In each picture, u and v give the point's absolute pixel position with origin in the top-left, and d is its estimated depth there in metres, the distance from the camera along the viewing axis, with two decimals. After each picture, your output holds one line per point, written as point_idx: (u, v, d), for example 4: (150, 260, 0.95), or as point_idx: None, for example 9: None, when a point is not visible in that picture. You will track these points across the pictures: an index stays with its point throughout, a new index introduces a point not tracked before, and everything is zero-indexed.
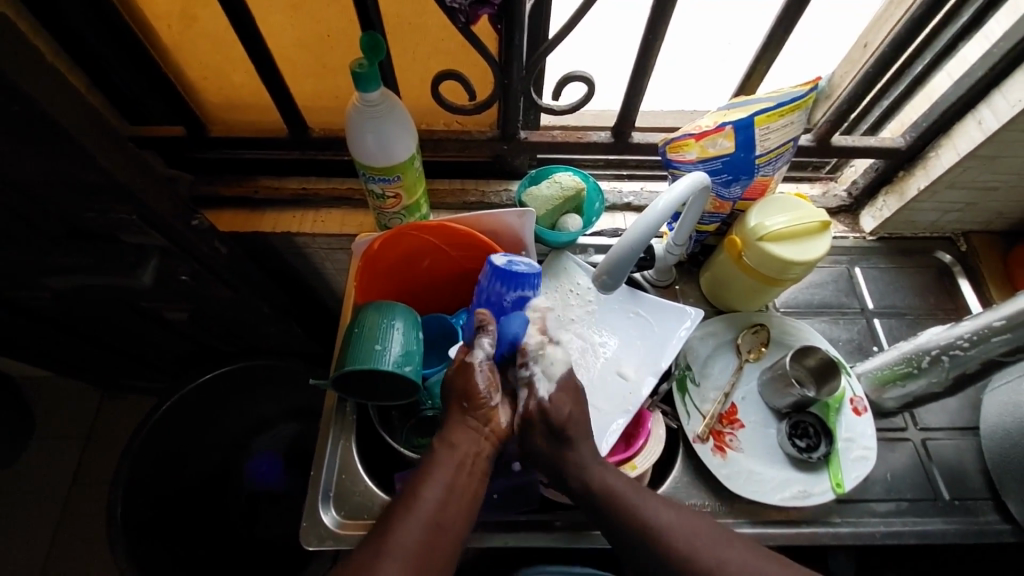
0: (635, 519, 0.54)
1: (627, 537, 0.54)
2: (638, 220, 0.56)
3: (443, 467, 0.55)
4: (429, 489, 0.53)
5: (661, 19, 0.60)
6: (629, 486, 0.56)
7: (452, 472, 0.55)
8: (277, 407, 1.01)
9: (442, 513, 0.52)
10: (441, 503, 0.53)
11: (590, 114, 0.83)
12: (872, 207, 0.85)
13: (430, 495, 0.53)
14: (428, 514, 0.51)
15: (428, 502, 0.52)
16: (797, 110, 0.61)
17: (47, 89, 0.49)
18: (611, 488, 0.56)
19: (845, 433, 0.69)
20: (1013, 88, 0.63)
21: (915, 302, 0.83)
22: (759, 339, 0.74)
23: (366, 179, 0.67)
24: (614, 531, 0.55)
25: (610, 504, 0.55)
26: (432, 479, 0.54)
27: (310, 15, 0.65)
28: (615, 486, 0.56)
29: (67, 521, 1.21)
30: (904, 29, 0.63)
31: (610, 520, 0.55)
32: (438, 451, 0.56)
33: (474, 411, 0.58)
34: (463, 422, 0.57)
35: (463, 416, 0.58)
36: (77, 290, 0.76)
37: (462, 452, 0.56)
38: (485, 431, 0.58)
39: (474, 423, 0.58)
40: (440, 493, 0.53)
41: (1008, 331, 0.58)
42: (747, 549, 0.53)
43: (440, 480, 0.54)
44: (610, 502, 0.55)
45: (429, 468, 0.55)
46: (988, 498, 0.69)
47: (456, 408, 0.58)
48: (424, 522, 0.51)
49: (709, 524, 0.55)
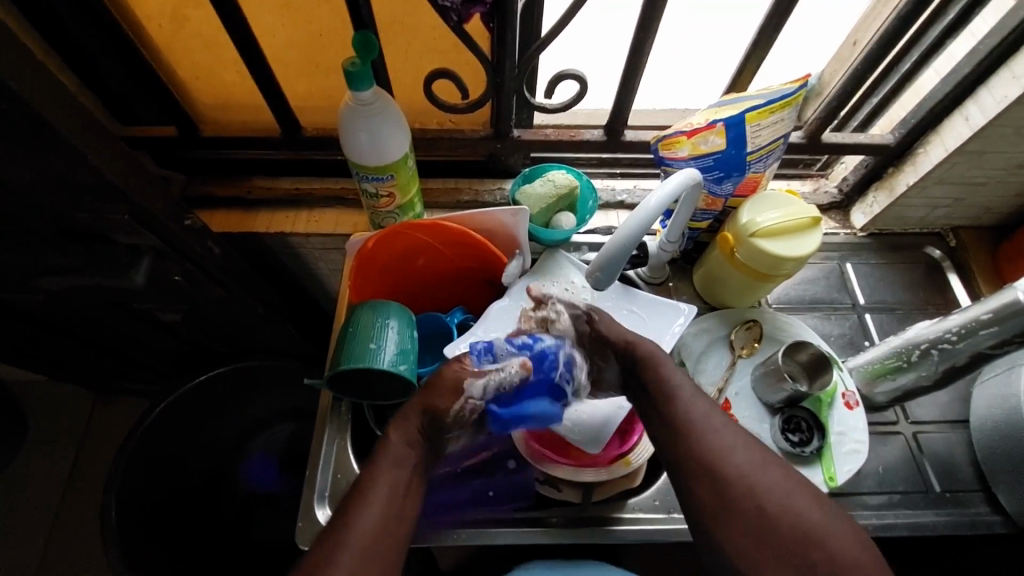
0: (682, 423, 0.52)
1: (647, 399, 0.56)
2: (631, 217, 0.56)
3: (392, 463, 0.52)
4: (376, 476, 0.51)
5: (652, 17, 0.61)
6: (688, 385, 0.54)
7: (395, 476, 0.52)
8: (271, 408, 1.01)
9: (390, 517, 0.49)
10: (390, 507, 0.50)
11: (583, 113, 0.83)
12: (862, 204, 0.85)
13: (379, 488, 0.50)
14: (376, 511, 0.49)
15: (376, 498, 0.50)
16: (788, 107, 0.61)
17: (36, 88, 0.48)
18: (669, 384, 0.54)
19: (838, 427, 0.69)
20: (999, 84, 0.64)
21: (906, 297, 0.84)
22: (752, 335, 0.75)
23: (360, 178, 0.67)
24: (661, 426, 0.54)
25: (665, 401, 0.54)
26: (381, 476, 0.51)
27: (301, 13, 0.65)
28: (676, 386, 0.54)
29: (61, 524, 1.21)
30: (891, 26, 0.64)
31: (653, 405, 0.55)
32: (390, 448, 0.53)
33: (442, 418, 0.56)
34: (410, 418, 0.55)
35: (425, 422, 0.55)
36: (70, 291, 0.76)
37: (403, 444, 0.54)
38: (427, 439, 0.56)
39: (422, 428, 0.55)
40: (387, 497, 0.50)
41: (995, 325, 0.58)
42: (790, 475, 0.49)
43: (391, 479, 0.51)
44: (666, 401, 0.54)
45: (377, 466, 0.52)
46: (979, 490, 0.70)
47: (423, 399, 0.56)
48: (377, 520, 0.49)
49: (755, 442, 0.51)
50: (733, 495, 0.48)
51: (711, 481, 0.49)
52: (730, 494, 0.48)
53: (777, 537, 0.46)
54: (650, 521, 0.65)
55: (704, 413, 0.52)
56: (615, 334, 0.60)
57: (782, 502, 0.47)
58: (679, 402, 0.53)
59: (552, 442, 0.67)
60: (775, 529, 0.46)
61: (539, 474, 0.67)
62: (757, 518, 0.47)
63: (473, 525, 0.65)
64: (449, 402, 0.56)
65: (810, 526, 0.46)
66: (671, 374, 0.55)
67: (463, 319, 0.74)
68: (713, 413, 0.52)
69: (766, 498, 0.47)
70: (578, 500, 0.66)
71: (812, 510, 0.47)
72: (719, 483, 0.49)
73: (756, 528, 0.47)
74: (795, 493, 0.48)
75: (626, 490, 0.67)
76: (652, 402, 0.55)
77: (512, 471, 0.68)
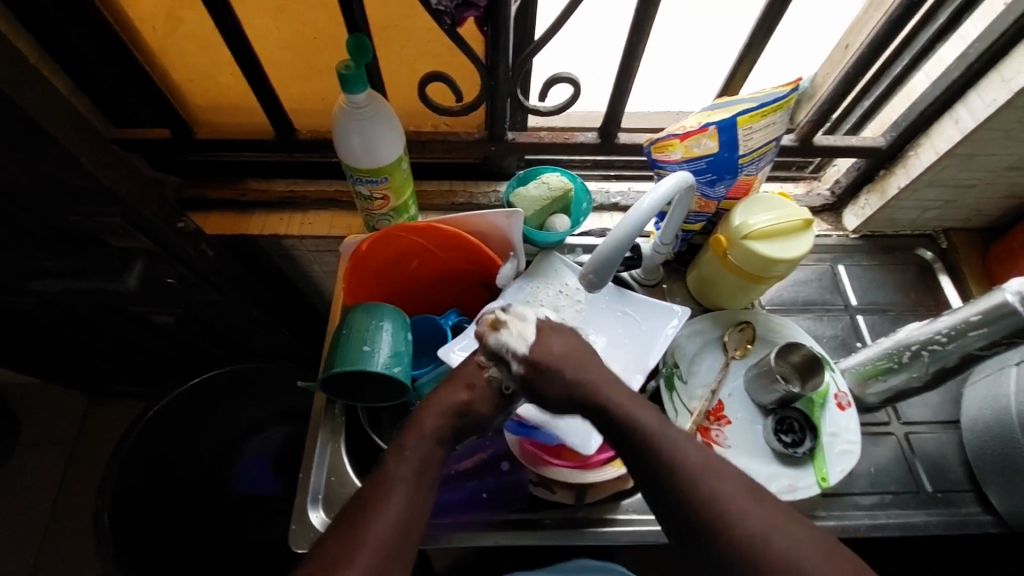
0: (674, 478, 0.48)
1: (637, 457, 0.51)
2: (623, 219, 0.56)
3: (403, 468, 0.50)
4: (398, 456, 0.50)
5: (645, 21, 0.61)
6: (671, 433, 0.50)
7: (416, 464, 0.50)
8: (266, 410, 1.01)
9: (411, 508, 0.48)
10: (410, 500, 0.48)
11: (578, 115, 0.83)
12: (855, 206, 0.86)
13: (400, 472, 0.49)
14: (396, 497, 0.48)
15: (399, 482, 0.49)
16: (779, 110, 0.62)
17: (27, 91, 0.48)
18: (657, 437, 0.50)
19: (830, 428, 0.69)
20: (988, 88, 0.65)
21: (897, 299, 0.85)
22: (745, 337, 0.75)
23: (354, 180, 0.67)
24: (649, 482, 0.49)
25: (651, 452, 0.50)
26: (393, 481, 0.49)
27: (295, 16, 0.65)
28: (660, 434, 0.50)
29: (54, 528, 1.20)
30: (882, 30, 0.64)
31: (644, 463, 0.50)
32: (407, 448, 0.51)
33: (469, 411, 0.55)
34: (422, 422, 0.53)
35: (443, 426, 0.53)
36: (63, 294, 0.75)
37: (433, 430, 0.52)
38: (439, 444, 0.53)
39: (432, 434, 0.52)
40: (408, 488, 0.49)
41: (984, 326, 0.58)
42: (794, 525, 0.46)
43: (404, 481, 0.49)
44: (653, 452, 0.50)
45: (389, 469, 0.50)
46: (969, 490, 0.70)
47: (452, 388, 0.55)
48: (392, 522, 0.46)
49: (754, 491, 0.47)
50: (738, 553, 0.44)
51: (712, 536, 0.45)
52: (733, 550, 0.45)
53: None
54: (644, 523, 0.66)
55: (695, 460, 0.48)
56: (557, 387, 0.54)
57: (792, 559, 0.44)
58: (664, 453, 0.49)
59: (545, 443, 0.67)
60: None
61: (533, 476, 0.66)
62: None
63: (466, 527, 0.64)
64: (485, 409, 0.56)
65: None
66: (652, 421, 0.51)
67: (457, 321, 0.74)
68: (704, 462, 0.48)
69: (771, 555, 0.44)
70: (572, 502, 0.66)
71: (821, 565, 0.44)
72: (721, 540, 0.45)
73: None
74: (802, 547, 0.45)
75: (620, 492, 0.67)
76: (636, 453, 0.51)
77: (505, 473, 0.68)
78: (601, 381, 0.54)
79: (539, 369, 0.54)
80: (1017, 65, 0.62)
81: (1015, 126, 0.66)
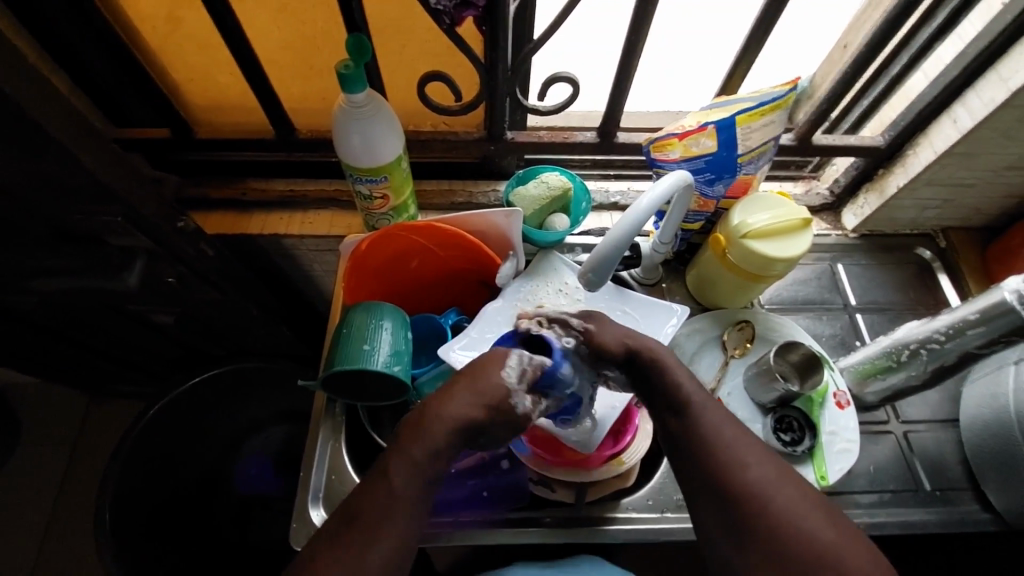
0: (695, 435, 0.51)
1: (670, 423, 0.53)
2: (622, 218, 0.57)
3: (400, 481, 0.47)
4: (396, 469, 0.47)
5: (643, 20, 0.61)
6: (703, 393, 0.53)
7: (414, 485, 0.47)
8: (266, 410, 1.01)
9: (398, 521, 0.46)
10: (406, 512, 0.47)
11: (577, 115, 0.84)
12: (854, 206, 0.86)
13: (395, 488, 0.47)
14: (385, 514, 0.46)
15: (389, 496, 0.47)
16: (778, 109, 0.62)
17: (26, 90, 0.48)
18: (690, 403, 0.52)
19: (829, 427, 0.69)
20: (986, 88, 0.65)
21: (896, 298, 0.85)
22: (744, 336, 0.75)
23: (354, 180, 0.67)
24: (671, 435, 0.52)
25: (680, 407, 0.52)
26: (389, 495, 0.47)
27: (295, 16, 0.65)
28: (691, 394, 0.53)
29: (54, 527, 1.20)
30: (880, 30, 0.64)
31: (674, 428, 0.52)
32: (407, 461, 0.47)
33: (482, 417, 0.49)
34: (424, 434, 0.48)
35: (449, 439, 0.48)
36: (63, 293, 0.76)
37: (436, 438, 0.47)
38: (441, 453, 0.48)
39: (434, 444, 0.48)
40: (404, 502, 0.47)
41: (982, 325, 0.58)
42: (805, 494, 0.48)
43: (401, 496, 0.47)
44: (680, 409, 0.52)
45: (385, 481, 0.47)
46: (968, 488, 0.71)
47: (465, 396, 0.48)
48: (384, 538, 0.46)
49: (770, 456, 0.50)
50: (742, 510, 0.47)
51: (719, 492, 0.48)
52: (737, 506, 0.47)
53: (787, 556, 0.45)
54: (644, 521, 0.66)
55: (722, 431, 0.50)
56: (614, 341, 0.56)
57: (794, 521, 0.46)
58: (693, 410, 0.52)
59: (546, 442, 0.67)
60: (788, 556, 0.45)
61: (533, 475, 0.67)
62: (764, 535, 0.46)
63: (467, 525, 0.65)
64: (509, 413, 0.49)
65: (822, 545, 0.45)
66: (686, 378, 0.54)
67: (457, 320, 0.74)
68: (727, 423, 0.51)
69: (774, 514, 0.46)
70: (572, 500, 0.66)
71: (826, 535, 0.45)
72: (729, 496, 0.48)
73: (763, 545, 0.46)
74: (809, 512, 0.46)
75: (620, 491, 0.67)
76: (665, 410, 0.53)
77: (505, 471, 0.68)
78: (642, 348, 0.56)
79: (596, 324, 0.57)
80: (1014, 64, 0.62)
81: (1013, 125, 0.66)
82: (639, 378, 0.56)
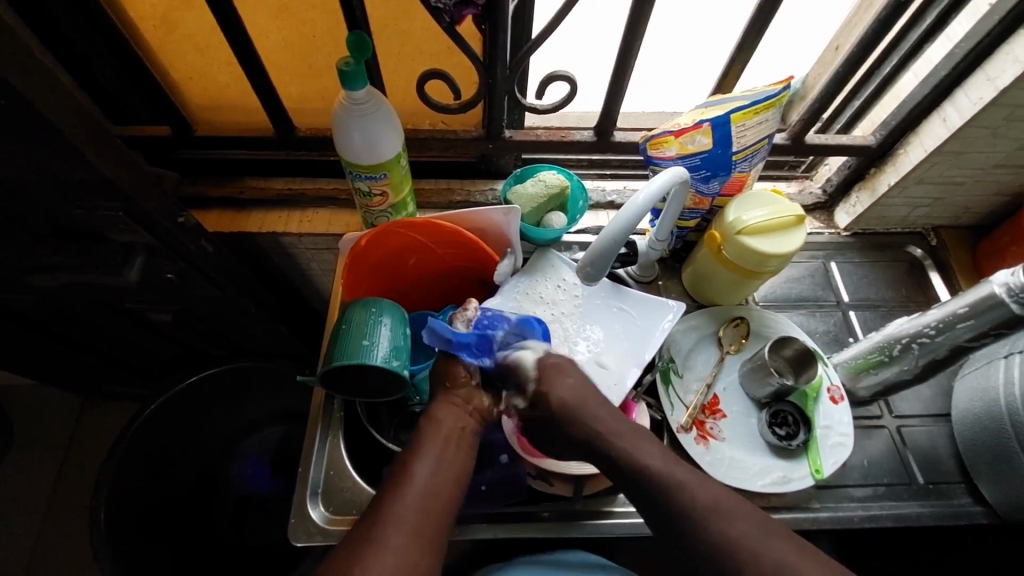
0: (675, 500, 0.52)
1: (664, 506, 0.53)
2: (618, 215, 0.58)
3: (430, 442, 0.56)
4: (420, 468, 0.54)
5: (640, 20, 0.62)
6: (673, 467, 0.54)
7: (448, 439, 0.57)
8: (263, 410, 1.01)
9: (428, 511, 0.51)
10: (435, 468, 0.54)
11: (573, 115, 0.85)
12: (847, 204, 0.87)
13: (421, 476, 0.53)
14: (415, 507, 0.51)
15: (414, 492, 0.52)
16: (771, 108, 0.63)
17: (30, 85, 0.49)
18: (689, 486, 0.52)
19: (822, 421, 0.70)
20: (974, 87, 0.66)
21: (889, 295, 0.86)
22: (739, 333, 0.76)
23: (353, 176, 0.68)
24: (654, 506, 0.53)
25: (645, 481, 0.54)
26: (421, 455, 0.55)
27: (295, 14, 0.66)
28: (658, 466, 0.54)
29: (47, 529, 1.19)
30: (870, 31, 0.65)
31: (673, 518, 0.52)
32: (433, 422, 0.58)
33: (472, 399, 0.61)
34: (446, 400, 0.60)
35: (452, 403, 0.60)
36: (62, 289, 0.75)
37: (449, 410, 0.59)
38: (469, 409, 0.60)
39: (458, 402, 0.60)
40: (433, 459, 0.55)
41: (972, 318, 0.59)
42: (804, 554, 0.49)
43: (429, 455, 0.55)
44: (652, 482, 0.54)
45: (417, 447, 0.56)
46: (960, 481, 0.72)
47: (444, 398, 0.60)
48: (417, 496, 0.52)
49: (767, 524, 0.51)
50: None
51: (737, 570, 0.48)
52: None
53: None
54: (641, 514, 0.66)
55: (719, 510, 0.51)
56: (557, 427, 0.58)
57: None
58: (671, 484, 0.53)
59: None
60: None
61: (531, 469, 0.67)
62: None
63: (466, 519, 0.65)
64: (463, 387, 0.61)
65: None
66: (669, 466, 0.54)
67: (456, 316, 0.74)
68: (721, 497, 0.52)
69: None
70: (570, 494, 0.66)
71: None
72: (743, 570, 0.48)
73: None
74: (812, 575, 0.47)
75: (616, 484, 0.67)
76: (638, 486, 0.55)
77: (503, 465, 0.69)
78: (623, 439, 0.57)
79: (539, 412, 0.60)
80: (1001, 65, 0.63)
81: (1001, 124, 0.67)
82: (625, 481, 0.56)
